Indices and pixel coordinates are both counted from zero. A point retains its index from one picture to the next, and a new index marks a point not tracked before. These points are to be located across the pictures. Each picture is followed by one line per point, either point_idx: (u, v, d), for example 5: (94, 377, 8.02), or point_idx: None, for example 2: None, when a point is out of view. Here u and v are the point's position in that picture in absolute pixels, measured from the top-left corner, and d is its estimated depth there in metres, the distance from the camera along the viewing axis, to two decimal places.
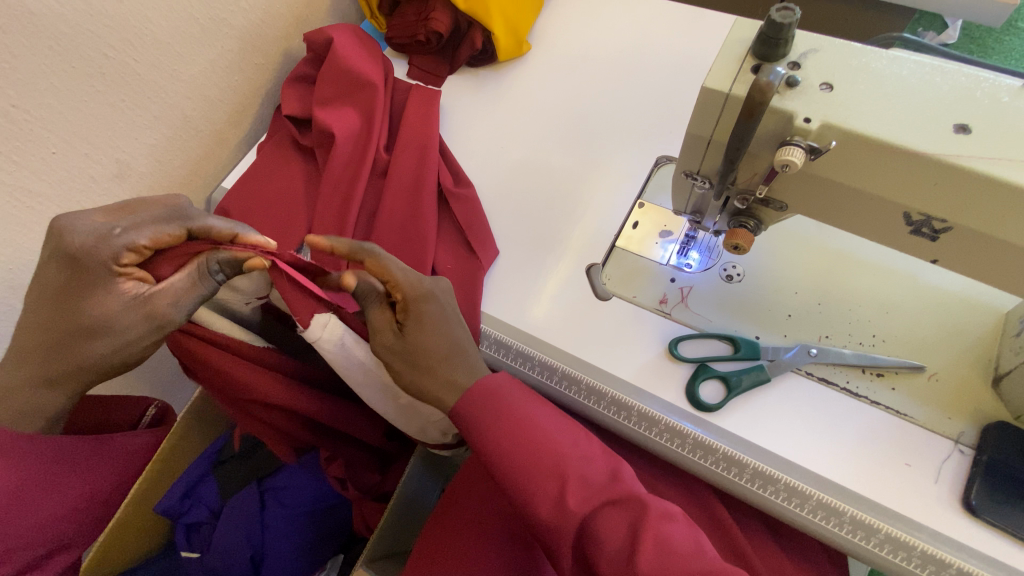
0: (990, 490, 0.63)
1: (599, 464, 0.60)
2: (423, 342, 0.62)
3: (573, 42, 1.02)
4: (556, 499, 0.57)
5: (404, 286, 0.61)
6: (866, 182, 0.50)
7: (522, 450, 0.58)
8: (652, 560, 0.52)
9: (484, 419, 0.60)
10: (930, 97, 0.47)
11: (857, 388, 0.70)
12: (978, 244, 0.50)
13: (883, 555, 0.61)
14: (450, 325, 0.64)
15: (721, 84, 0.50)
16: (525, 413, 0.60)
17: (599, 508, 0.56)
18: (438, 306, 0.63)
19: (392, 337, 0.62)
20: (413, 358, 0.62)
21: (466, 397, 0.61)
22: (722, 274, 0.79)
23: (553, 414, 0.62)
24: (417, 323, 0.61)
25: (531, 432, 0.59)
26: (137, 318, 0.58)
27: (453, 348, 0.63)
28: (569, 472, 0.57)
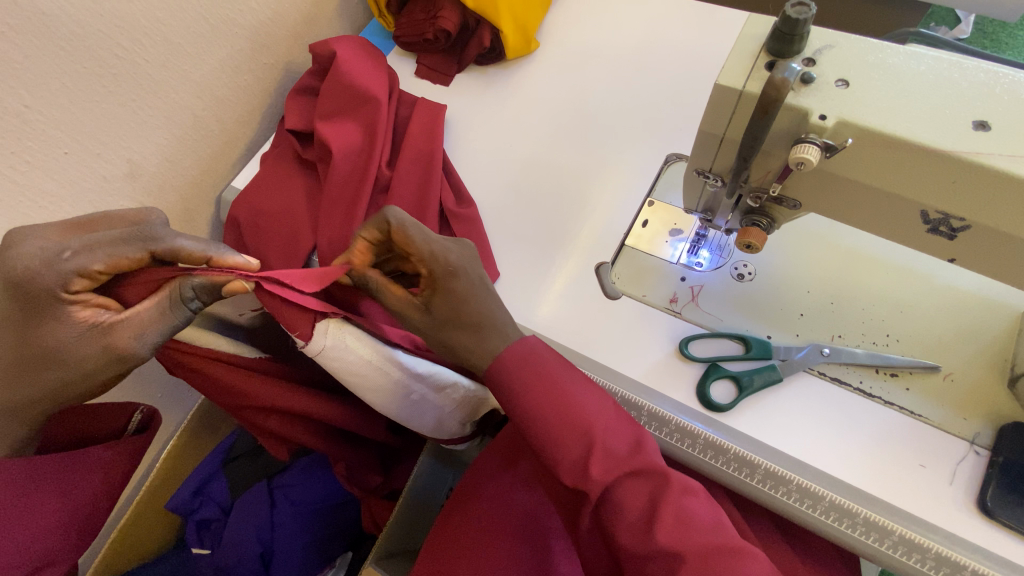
0: (1005, 491, 0.62)
1: (623, 434, 0.59)
2: (453, 313, 0.61)
3: (582, 40, 1.01)
4: (580, 467, 0.57)
5: (430, 261, 0.61)
6: (884, 180, 0.49)
7: (549, 415, 0.58)
8: (670, 531, 0.55)
9: (512, 383, 0.59)
10: (948, 92, 0.46)
11: (871, 389, 0.69)
12: (997, 243, 0.49)
13: (898, 558, 0.60)
14: (479, 295, 0.62)
15: (734, 81, 0.49)
16: (554, 378, 0.59)
17: (621, 479, 0.57)
18: (467, 279, 0.62)
19: (425, 312, 0.61)
20: (446, 335, 0.61)
21: (498, 362, 0.60)
22: (733, 274, 0.78)
23: (584, 383, 0.61)
24: (445, 294, 0.61)
25: (561, 402, 0.58)
26: (97, 349, 0.54)
27: (484, 321, 0.61)
28: (594, 442, 0.57)
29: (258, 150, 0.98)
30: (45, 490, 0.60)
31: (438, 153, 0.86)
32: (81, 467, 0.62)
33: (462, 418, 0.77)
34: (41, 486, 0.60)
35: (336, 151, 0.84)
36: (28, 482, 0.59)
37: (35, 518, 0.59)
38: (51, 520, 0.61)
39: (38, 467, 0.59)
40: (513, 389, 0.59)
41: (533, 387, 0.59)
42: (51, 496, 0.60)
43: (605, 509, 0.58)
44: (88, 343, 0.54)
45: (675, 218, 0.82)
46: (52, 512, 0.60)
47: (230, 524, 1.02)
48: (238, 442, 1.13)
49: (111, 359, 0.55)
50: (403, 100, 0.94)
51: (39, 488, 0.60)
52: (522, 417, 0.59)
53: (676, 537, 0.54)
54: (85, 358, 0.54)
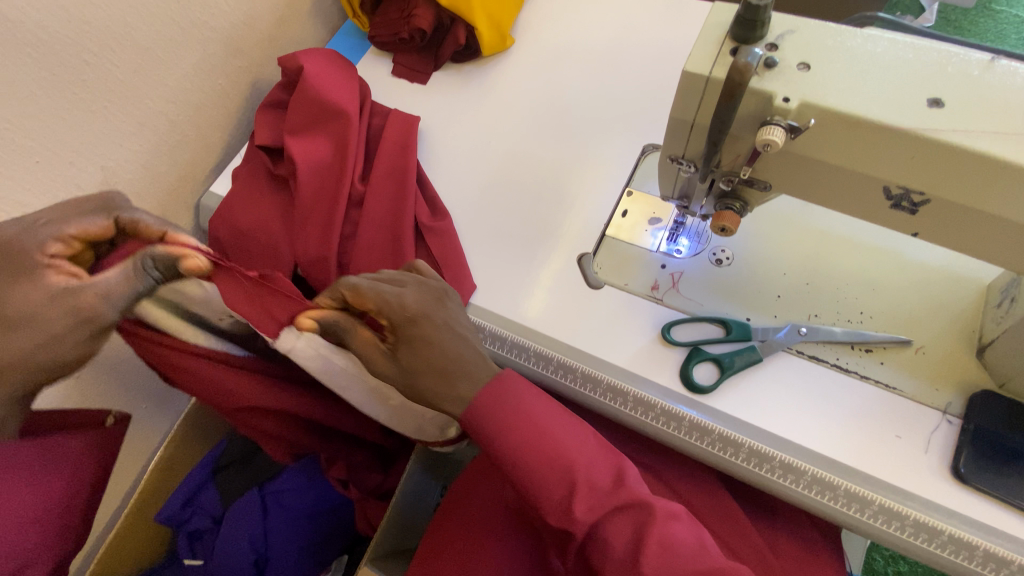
0: (978, 457, 0.65)
1: (603, 467, 0.60)
2: (416, 363, 0.61)
3: (555, 34, 1.03)
4: (564, 505, 0.58)
5: (387, 311, 0.60)
6: (851, 162, 0.48)
7: (529, 458, 0.59)
8: (656, 561, 0.55)
9: (488, 427, 0.60)
10: (909, 69, 0.46)
11: (847, 365, 0.72)
12: (955, 219, 0.49)
13: (879, 527, 0.63)
14: (445, 340, 0.61)
15: (700, 67, 0.50)
16: (534, 420, 0.60)
17: (606, 515, 0.58)
18: (429, 323, 0.61)
19: (389, 360, 0.62)
20: (412, 382, 0.61)
21: (471, 410, 0.60)
22: (711, 259, 0.80)
23: (562, 416, 0.62)
24: (407, 345, 0.61)
25: (541, 439, 0.59)
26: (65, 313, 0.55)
27: (448, 367, 0.61)
28: (575, 479, 0.58)
29: (235, 154, 0.98)
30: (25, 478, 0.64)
31: (411, 169, 0.86)
32: (62, 458, 0.68)
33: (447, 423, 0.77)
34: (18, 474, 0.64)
35: (304, 167, 0.83)
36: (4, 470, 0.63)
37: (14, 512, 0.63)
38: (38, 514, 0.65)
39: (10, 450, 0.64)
40: (492, 433, 0.60)
41: (511, 430, 0.59)
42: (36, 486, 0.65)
43: (590, 545, 0.58)
44: (58, 307, 0.55)
45: (653, 207, 0.84)
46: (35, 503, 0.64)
47: (224, 532, 1.01)
48: (226, 451, 1.12)
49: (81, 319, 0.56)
50: (375, 112, 0.94)
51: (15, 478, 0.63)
52: (504, 461, 0.60)
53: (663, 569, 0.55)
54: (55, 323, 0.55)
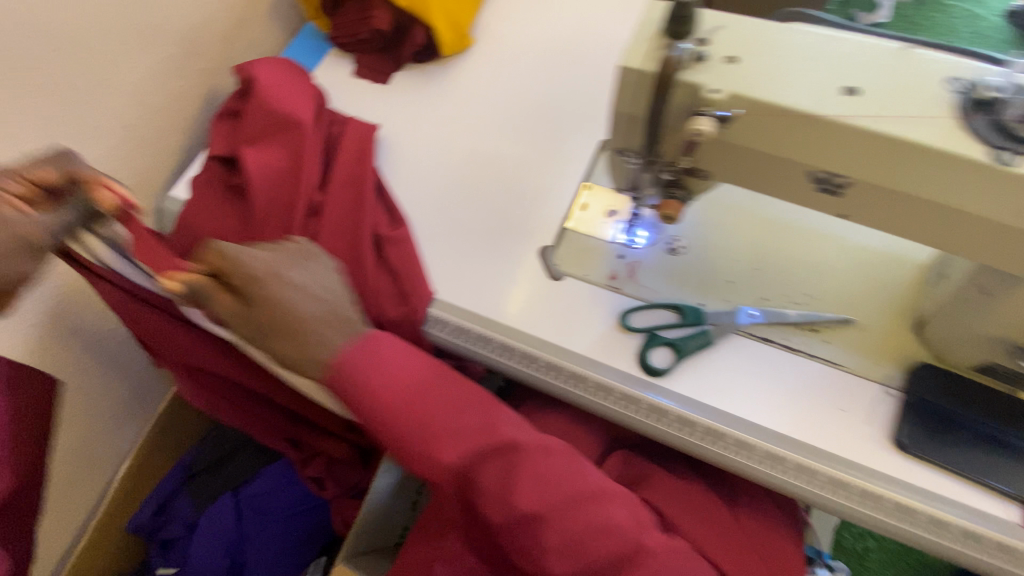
0: (916, 426, 0.69)
1: (471, 413, 0.65)
2: (267, 323, 0.63)
3: (514, 34, 1.05)
4: (433, 454, 0.63)
5: (238, 273, 0.63)
6: (780, 149, 0.51)
7: (392, 411, 0.63)
8: (529, 492, 0.60)
9: (351, 387, 0.63)
10: (828, 60, 0.50)
11: (794, 344, 0.75)
12: (877, 200, 0.51)
13: (822, 494, 0.66)
14: (295, 304, 0.63)
15: (636, 62, 0.52)
16: (404, 380, 0.64)
17: (478, 457, 0.62)
18: (277, 283, 0.63)
19: (244, 321, 0.64)
20: (268, 343, 0.64)
21: (335, 371, 0.63)
22: (666, 248, 0.83)
23: (427, 367, 0.66)
24: (258, 306, 0.63)
25: (403, 393, 0.64)
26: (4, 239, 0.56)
27: (299, 328, 0.63)
28: (436, 425, 0.63)
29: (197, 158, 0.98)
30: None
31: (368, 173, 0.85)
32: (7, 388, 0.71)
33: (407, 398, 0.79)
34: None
35: (257, 178, 0.83)
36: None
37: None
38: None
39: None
40: (354, 393, 0.63)
41: (384, 391, 0.64)
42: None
43: (470, 490, 0.62)
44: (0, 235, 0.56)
45: (609, 201, 0.87)
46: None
47: (196, 541, 1.01)
48: (198, 458, 1.13)
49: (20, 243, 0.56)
50: (333, 121, 0.93)
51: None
52: (383, 420, 0.64)
53: (536, 499, 0.60)
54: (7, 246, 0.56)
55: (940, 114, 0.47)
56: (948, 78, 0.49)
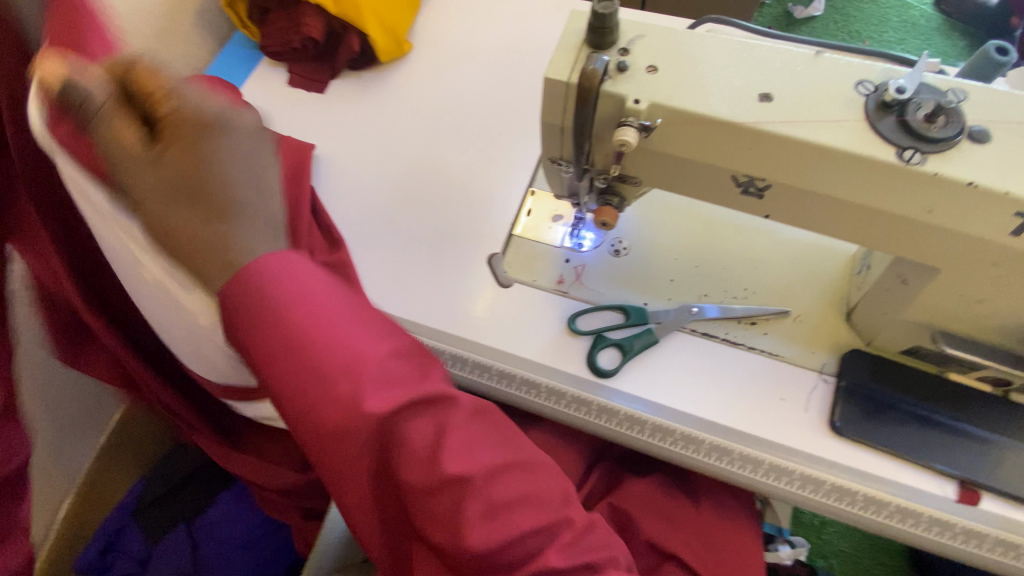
0: (851, 411, 0.71)
1: (403, 364, 0.57)
2: (191, 175, 0.54)
3: (452, 37, 1.04)
4: (351, 399, 0.52)
5: (182, 110, 0.54)
6: (701, 155, 0.52)
7: (306, 350, 0.53)
8: (457, 452, 0.53)
9: (257, 317, 0.54)
10: (742, 65, 0.51)
11: (735, 338, 0.78)
12: (799, 201, 0.53)
13: (769, 481, 0.71)
14: (214, 186, 0.55)
15: (559, 73, 0.52)
16: (319, 314, 0.55)
17: (404, 409, 0.53)
18: (225, 142, 0.56)
19: (145, 172, 0.54)
20: (173, 206, 0.55)
21: (233, 285, 0.54)
22: (610, 250, 0.84)
23: (349, 307, 0.57)
24: (184, 154, 0.54)
25: (319, 330, 0.54)
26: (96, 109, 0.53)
27: (231, 204, 0.56)
28: (364, 372, 0.53)
29: None
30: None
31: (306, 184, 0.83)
32: None
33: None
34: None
35: None
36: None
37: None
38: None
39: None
40: (257, 323, 0.54)
41: (287, 319, 0.54)
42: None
43: (390, 445, 0.53)
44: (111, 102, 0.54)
45: (554, 206, 0.88)
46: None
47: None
48: (147, 490, 1.08)
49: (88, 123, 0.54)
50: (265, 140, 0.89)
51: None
52: (284, 353, 0.53)
53: (467, 461, 0.53)
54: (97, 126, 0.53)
55: (850, 117, 0.48)
56: (859, 81, 0.50)
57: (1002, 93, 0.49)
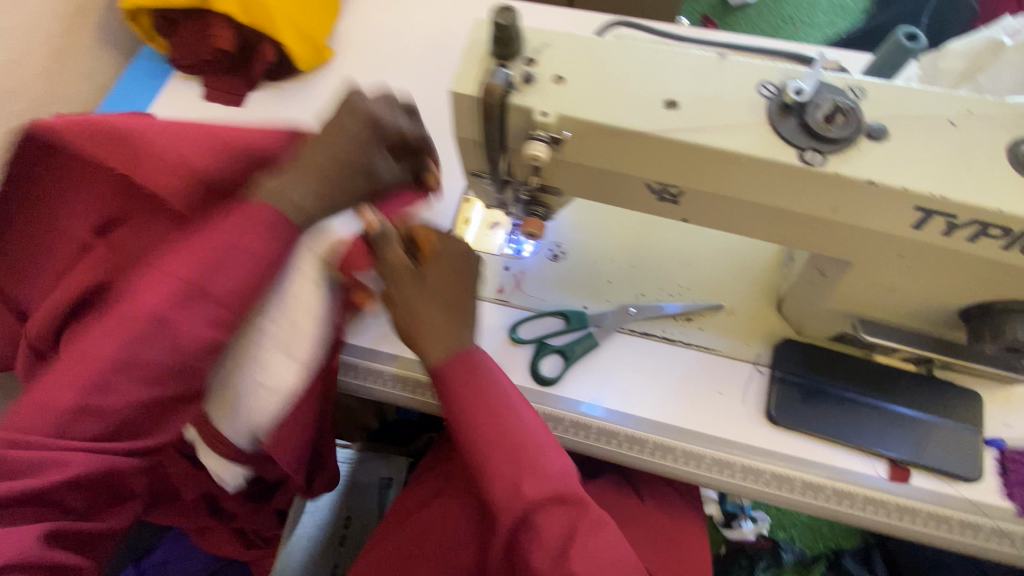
0: (784, 399, 0.73)
1: (555, 463, 0.61)
2: (432, 286, 0.63)
3: (375, 42, 1.02)
4: (512, 484, 0.58)
5: (441, 245, 0.65)
6: (614, 165, 0.52)
7: (475, 416, 0.61)
8: (582, 562, 0.56)
9: (473, 412, 0.61)
10: (645, 71, 0.50)
11: (672, 335, 0.78)
12: (712, 206, 0.54)
13: (713, 475, 0.73)
14: (468, 285, 0.66)
15: (465, 86, 0.51)
16: (507, 406, 0.62)
17: (545, 506, 0.57)
18: (459, 266, 0.66)
19: (297, 187, 0.55)
20: (413, 303, 0.62)
21: (449, 364, 0.62)
22: (549, 255, 0.84)
23: (535, 419, 0.64)
24: (432, 266, 0.64)
25: (506, 429, 0.60)
26: (353, 122, 0.57)
27: (460, 299, 0.65)
28: (521, 459, 0.59)
29: None
30: (68, 355, 0.53)
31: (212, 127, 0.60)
32: None
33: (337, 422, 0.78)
34: (111, 344, 0.51)
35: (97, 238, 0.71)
36: (117, 360, 0.51)
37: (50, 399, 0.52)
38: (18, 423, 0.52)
39: (171, 334, 0.52)
40: (457, 393, 0.62)
41: (485, 402, 0.61)
42: (173, 420, 0.60)
43: (523, 533, 0.57)
44: (352, 126, 0.57)
45: (488, 213, 0.86)
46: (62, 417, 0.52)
47: None
48: None
49: (375, 131, 0.58)
50: None
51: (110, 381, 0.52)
52: (468, 394, 0.62)
53: None
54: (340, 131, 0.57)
55: (754, 121, 0.48)
56: (761, 83, 0.50)
57: (898, 89, 0.50)
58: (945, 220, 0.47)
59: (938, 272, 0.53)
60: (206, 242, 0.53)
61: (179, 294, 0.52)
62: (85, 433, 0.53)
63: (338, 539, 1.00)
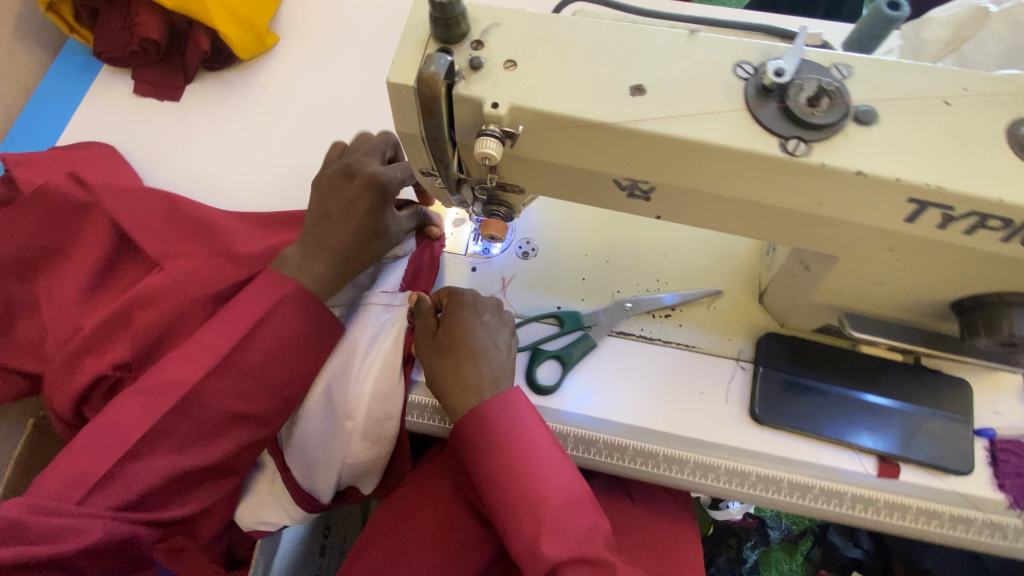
0: (768, 396, 0.69)
1: (581, 516, 0.55)
2: (450, 340, 0.63)
3: (321, 26, 0.96)
4: (532, 539, 0.54)
5: (457, 297, 0.66)
6: (577, 161, 0.47)
7: (494, 466, 0.56)
8: None
9: (490, 447, 0.57)
10: (607, 52, 0.45)
11: (651, 333, 0.74)
12: (686, 201, 0.49)
13: (695, 481, 0.66)
14: (484, 332, 0.64)
15: (404, 77, 0.44)
16: (532, 451, 0.57)
17: (569, 563, 0.53)
18: (473, 313, 0.65)
19: (318, 265, 0.63)
20: (437, 357, 0.63)
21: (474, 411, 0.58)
22: (519, 253, 0.79)
23: (566, 466, 0.58)
24: (449, 323, 0.64)
25: (525, 475, 0.56)
26: (356, 186, 0.62)
27: (477, 349, 0.62)
28: (543, 514, 0.54)
29: None
30: (97, 426, 0.55)
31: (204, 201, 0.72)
32: None
33: (347, 477, 0.68)
34: (144, 421, 0.55)
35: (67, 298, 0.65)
36: (153, 430, 0.55)
37: (80, 465, 0.53)
38: (39, 489, 0.52)
39: (206, 405, 0.57)
40: (475, 437, 0.58)
41: (507, 446, 0.57)
42: (195, 493, 0.60)
43: None
44: (354, 193, 0.62)
45: (451, 209, 0.81)
46: (84, 485, 0.53)
47: None
48: None
49: (376, 193, 0.62)
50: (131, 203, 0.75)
51: (148, 448, 0.55)
52: (502, 440, 0.57)
53: None
54: (342, 202, 0.63)
55: (730, 107, 0.43)
56: (737, 63, 0.44)
57: (886, 64, 0.45)
58: (941, 212, 0.42)
59: (932, 265, 0.49)
60: (235, 316, 0.59)
61: (211, 369, 0.57)
62: (110, 503, 0.53)
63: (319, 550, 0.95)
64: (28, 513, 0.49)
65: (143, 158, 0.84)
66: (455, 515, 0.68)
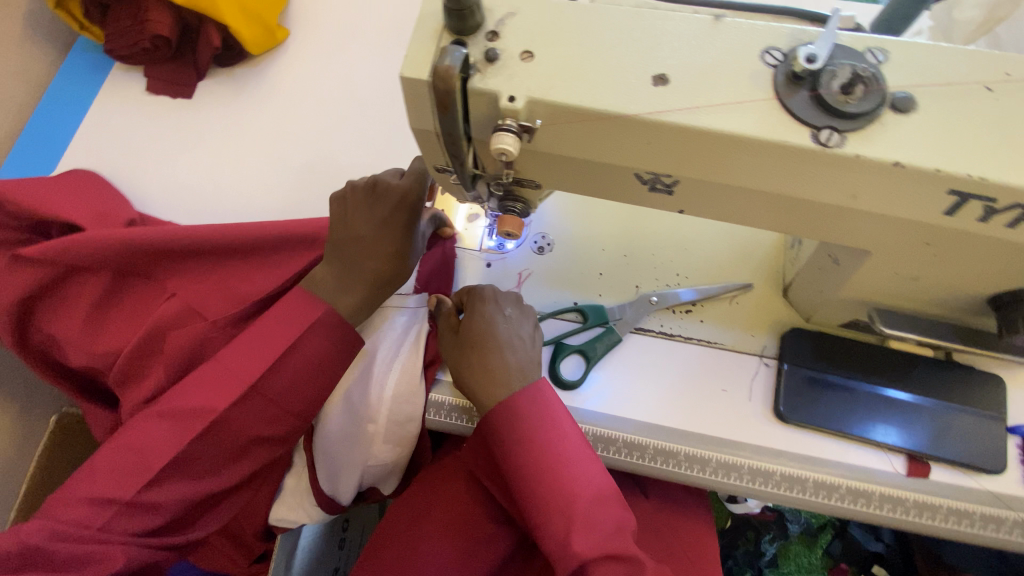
0: (793, 394, 0.67)
1: (609, 512, 0.54)
2: (471, 334, 0.62)
3: (332, 20, 0.95)
4: (561, 536, 0.53)
5: (476, 292, 0.66)
6: (596, 154, 0.46)
7: (520, 462, 0.56)
8: None
9: (517, 442, 0.56)
10: (629, 41, 0.43)
11: (671, 330, 0.73)
12: (709, 194, 0.47)
13: (717, 480, 0.64)
14: (507, 326, 0.63)
15: (418, 70, 0.43)
16: (560, 446, 0.56)
17: (599, 560, 0.51)
18: (492, 306, 0.64)
19: (349, 294, 0.61)
20: (461, 352, 0.62)
21: (502, 405, 0.57)
22: (534, 248, 0.77)
23: (594, 461, 0.57)
24: (469, 317, 0.64)
25: (556, 469, 0.55)
26: (387, 207, 0.61)
27: (500, 339, 0.62)
28: (572, 511, 0.53)
29: None
30: (118, 449, 0.53)
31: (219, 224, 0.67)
32: None
33: (370, 475, 0.70)
34: (170, 447, 0.53)
35: (90, 320, 0.65)
36: (178, 457, 0.53)
37: (104, 489, 0.51)
38: (64, 515, 0.50)
39: (231, 432, 0.55)
40: (504, 432, 0.57)
41: (534, 441, 0.56)
42: (211, 515, 0.58)
43: None
44: (386, 214, 0.61)
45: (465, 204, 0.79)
46: (108, 510, 0.50)
47: None
48: None
49: (408, 213, 0.61)
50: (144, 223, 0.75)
51: (172, 475, 0.53)
52: (529, 434, 0.56)
53: None
54: (371, 222, 0.61)
55: (758, 96, 0.41)
56: (766, 49, 0.42)
57: (925, 47, 0.42)
58: (982, 205, 0.40)
59: (972, 259, 0.46)
60: (263, 342, 0.57)
61: (239, 397, 0.55)
62: (136, 528, 0.51)
63: (338, 542, 0.95)
64: (50, 540, 0.48)
65: (158, 156, 0.84)
66: (470, 510, 0.67)
